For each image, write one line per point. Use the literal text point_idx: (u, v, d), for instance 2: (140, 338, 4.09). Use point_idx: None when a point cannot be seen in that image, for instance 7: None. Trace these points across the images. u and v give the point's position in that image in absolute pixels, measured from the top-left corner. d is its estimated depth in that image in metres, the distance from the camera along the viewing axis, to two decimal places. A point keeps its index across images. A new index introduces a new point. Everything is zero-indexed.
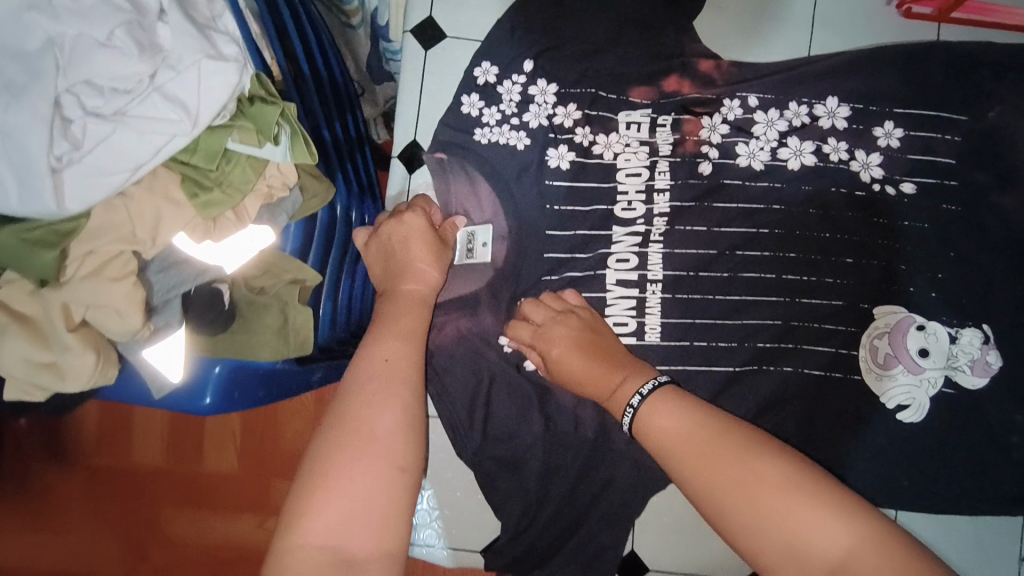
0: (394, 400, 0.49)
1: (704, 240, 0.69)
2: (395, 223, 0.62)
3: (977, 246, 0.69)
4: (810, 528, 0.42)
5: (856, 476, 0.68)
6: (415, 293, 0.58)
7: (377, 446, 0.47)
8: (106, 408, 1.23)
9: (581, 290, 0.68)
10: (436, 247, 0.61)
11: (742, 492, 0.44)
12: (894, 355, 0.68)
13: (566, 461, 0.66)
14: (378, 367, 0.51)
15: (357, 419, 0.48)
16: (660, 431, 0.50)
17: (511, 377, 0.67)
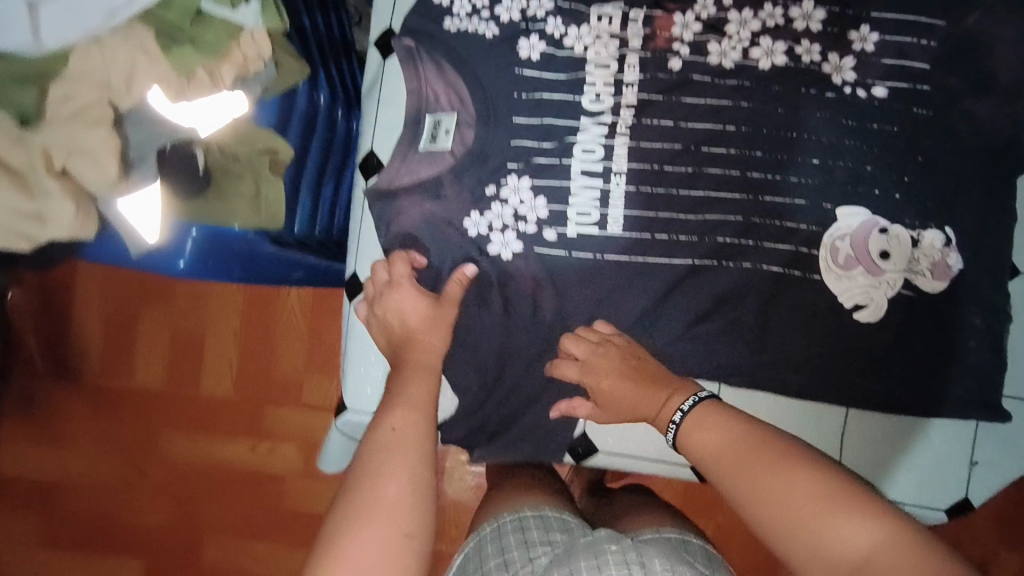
0: (404, 471, 0.53)
1: (669, 135, 0.70)
2: (386, 293, 0.68)
3: (947, 151, 0.68)
4: (833, 531, 0.45)
5: (811, 375, 0.69)
6: (421, 362, 0.64)
7: (383, 510, 0.50)
8: (110, 325, 1.26)
9: (546, 176, 0.71)
10: (432, 312, 0.67)
11: (773, 498, 0.49)
12: (855, 257, 0.68)
13: (521, 343, 0.72)
14: (387, 439, 0.55)
15: (374, 479, 0.52)
16: (703, 444, 0.57)
17: (473, 260, 0.71)
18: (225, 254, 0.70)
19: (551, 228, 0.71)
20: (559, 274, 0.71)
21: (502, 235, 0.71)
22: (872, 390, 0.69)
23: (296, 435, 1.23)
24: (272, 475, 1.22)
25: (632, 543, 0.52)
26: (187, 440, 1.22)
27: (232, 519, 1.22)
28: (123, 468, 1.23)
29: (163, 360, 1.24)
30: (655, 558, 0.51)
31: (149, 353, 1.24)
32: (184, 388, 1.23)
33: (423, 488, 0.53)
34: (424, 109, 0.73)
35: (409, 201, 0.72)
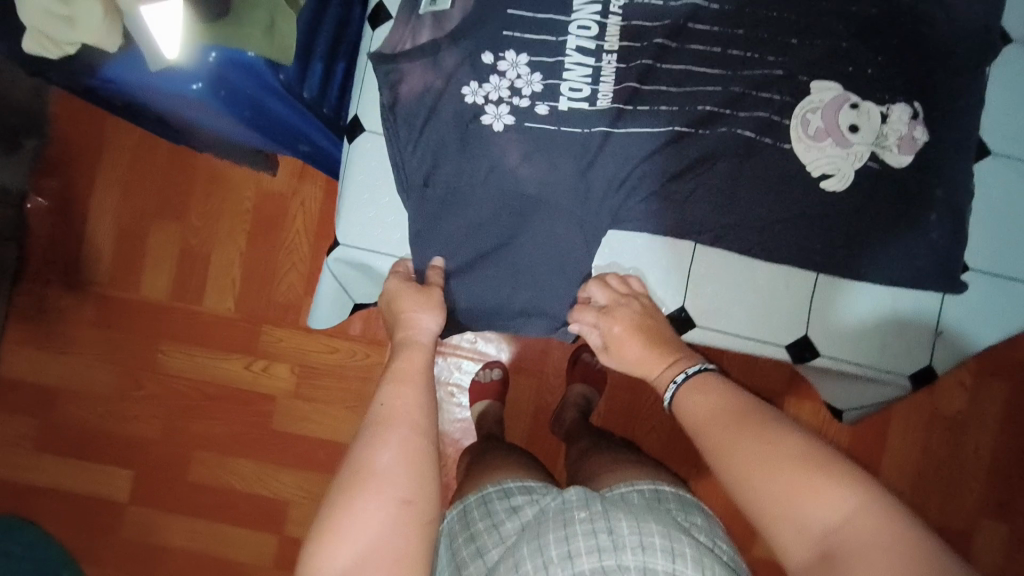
0: (393, 439, 0.61)
1: (658, 13, 0.75)
2: (386, 294, 0.76)
3: (921, 35, 0.73)
4: (805, 502, 0.50)
5: (772, 242, 0.74)
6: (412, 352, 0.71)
7: (379, 482, 0.57)
8: (120, 238, 1.27)
9: (542, 50, 0.74)
10: (424, 295, 0.73)
11: (758, 466, 0.53)
12: (825, 129, 0.72)
13: (505, 202, 0.75)
14: (386, 412, 0.63)
15: (366, 465, 0.59)
16: (695, 410, 0.62)
17: (463, 127, 0.74)
18: (234, 84, 0.75)
19: (543, 103, 0.74)
20: (546, 146, 0.74)
21: (496, 107, 0.74)
22: (831, 260, 0.73)
23: (289, 356, 1.26)
24: (265, 395, 1.25)
25: (602, 510, 0.62)
26: (186, 355, 1.26)
27: (223, 436, 1.25)
28: (120, 380, 1.26)
29: (172, 269, 1.27)
30: (623, 520, 0.61)
31: (158, 258, 1.27)
32: (188, 300, 1.26)
33: (410, 466, 0.59)
34: None
35: (412, 65, 0.74)
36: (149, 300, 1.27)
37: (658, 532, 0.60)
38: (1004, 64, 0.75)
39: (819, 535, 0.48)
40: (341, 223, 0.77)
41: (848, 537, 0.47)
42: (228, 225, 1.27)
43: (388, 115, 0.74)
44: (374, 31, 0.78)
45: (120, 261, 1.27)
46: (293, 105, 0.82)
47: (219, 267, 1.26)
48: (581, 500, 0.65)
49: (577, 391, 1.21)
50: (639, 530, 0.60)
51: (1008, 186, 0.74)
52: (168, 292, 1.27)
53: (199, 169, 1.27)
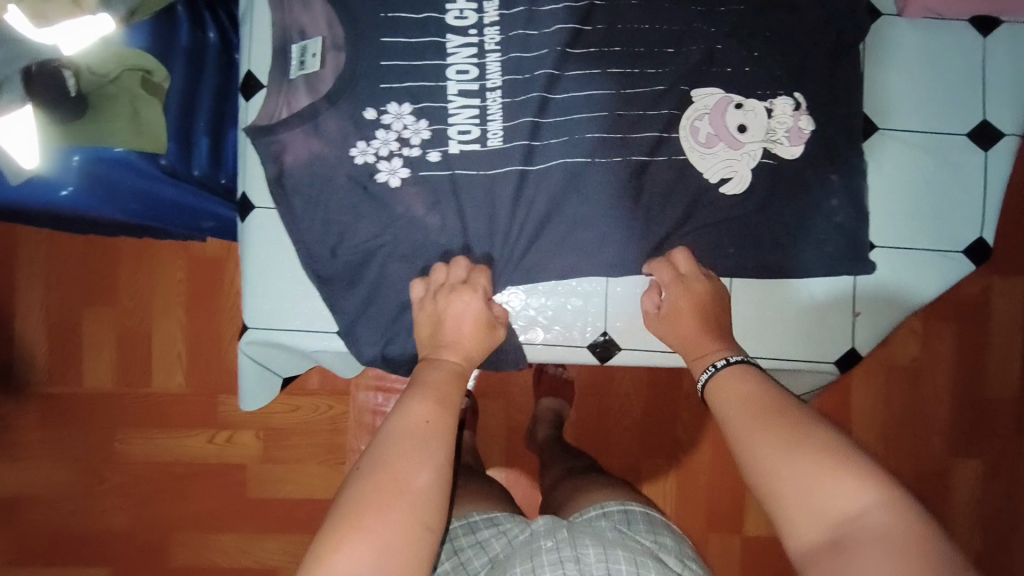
0: (429, 459, 0.58)
1: (535, 43, 0.74)
2: (450, 291, 0.68)
3: (791, 25, 0.74)
4: (831, 494, 0.49)
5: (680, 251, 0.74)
6: (454, 366, 0.66)
7: (409, 501, 0.55)
8: (54, 331, 1.21)
9: (423, 99, 0.73)
10: (485, 330, 0.70)
11: (787, 456, 0.52)
12: (715, 134, 0.73)
13: (417, 256, 0.72)
14: (419, 427, 0.59)
15: (399, 479, 0.55)
16: (730, 394, 0.60)
17: (360, 189, 0.72)
18: (111, 179, 0.72)
19: (434, 149, 0.73)
20: (445, 194, 0.73)
21: (390, 163, 0.72)
22: (749, 254, 0.74)
23: (249, 422, 1.21)
24: (233, 465, 1.21)
25: (569, 539, 0.68)
26: (144, 439, 1.21)
27: (195, 515, 1.21)
28: (78, 477, 1.20)
29: (113, 357, 1.21)
30: (590, 547, 0.66)
31: (97, 349, 1.21)
32: (136, 383, 1.20)
33: (440, 490, 0.57)
34: (289, 36, 0.73)
35: (293, 132, 0.71)
36: (93, 393, 1.20)
37: (624, 559, 0.65)
38: (876, 38, 0.75)
39: (841, 528, 0.48)
40: (248, 307, 0.73)
41: (875, 530, 0.46)
42: (167, 299, 1.21)
43: (277, 190, 0.71)
44: (249, 101, 0.74)
45: (58, 356, 1.21)
46: (185, 190, 0.80)
47: (163, 344, 1.21)
48: (547, 530, 0.71)
49: (546, 406, 1.22)
50: (605, 558, 0.64)
51: (902, 156, 0.75)
52: (113, 382, 1.21)
53: (123, 253, 1.22)
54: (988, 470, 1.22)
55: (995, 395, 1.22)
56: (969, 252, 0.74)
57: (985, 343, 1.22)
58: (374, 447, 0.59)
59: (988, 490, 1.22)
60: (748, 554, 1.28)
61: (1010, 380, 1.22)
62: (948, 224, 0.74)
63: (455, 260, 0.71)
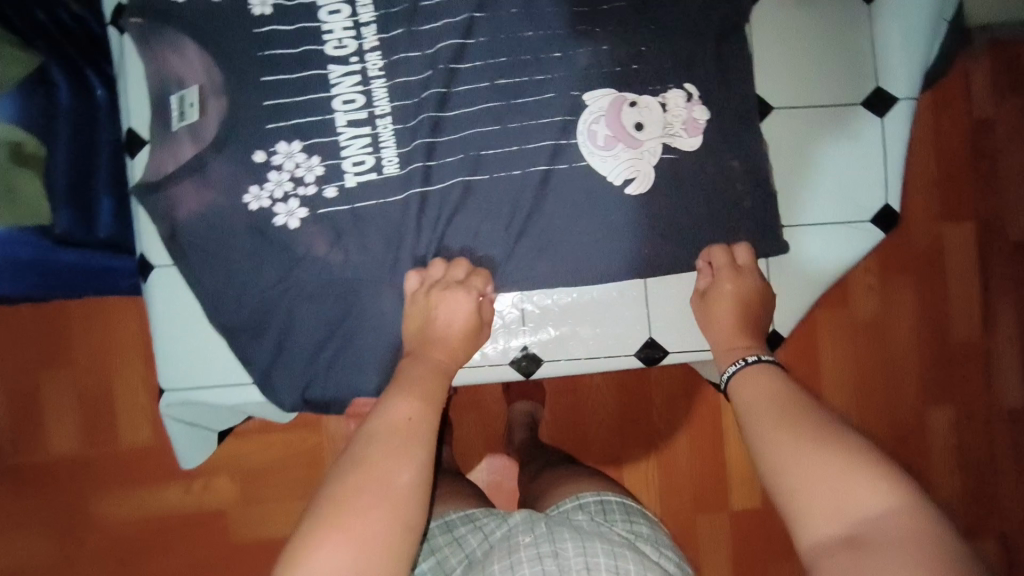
0: (412, 459, 0.56)
1: (419, 64, 0.72)
2: (445, 289, 0.68)
3: (674, 16, 0.73)
4: (847, 491, 0.49)
5: (592, 255, 0.72)
6: (439, 364, 0.66)
7: (394, 500, 0.53)
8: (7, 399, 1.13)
9: (312, 134, 0.71)
10: (473, 330, 0.70)
11: (806, 450, 0.53)
12: (614, 136, 0.72)
13: (325, 293, 0.71)
14: (402, 425, 0.58)
15: (383, 479, 0.54)
16: (753, 390, 0.62)
17: (260, 234, 0.70)
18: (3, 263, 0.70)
19: (329, 184, 0.71)
20: (345, 228, 0.71)
21: (286, 204, 0.71)
22: (665, 249, 0.73)
23: (223, 466, 1.14)
24: (211, 512, 1.13)
25: (546, 534, 0.64)
26: (119, 497, 1.13)
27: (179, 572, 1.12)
28: (55, 547, 1.12)
29: (77, 418, 1.13)
30: (568, 541, 0.62)
31: (59, 414, 1.13)
32: (103, 440, 1.13)
33: (423, 489, 0.56)
34: (165, 88, 0.71)
35: (183, 187, 0.70)
36: (61, 459, 1.13)
37: (602, 551, 0.61)
38: (761, 19, 0.75)
39: (856, 523, 0.48)
40: (162, 368, 0.72)
41: (889, 530, 0.46)
42: (123, 352, 1.14)
43: (174, 248, 0.71)
44: (133, 158, 0.72)
45: (15, 422, 1.13)
46: (90, 257, 0.78)
47: (127, 396, 1.14)
48: (524, 525, 0.67)
49: (520, 410, 1.15)
50: (584, 552, 0.60)
51: (801, 131, 0.75)
52: (81, 445, 1.14)
53: (72, 312, 1.14)
54: (961, 415, 1.21)
55: (961, 339, 1.21)
56: (877, 220, 0.75)
57: (945, 288, 1.20)
58: (355, 444, 0.57)
59: (963, 435, 1.21)
60: (737, 529, 1.19)
61: (973, 323, 1.21)
62: (853, 194, 0.75)
63: (438, 260, 0.71)
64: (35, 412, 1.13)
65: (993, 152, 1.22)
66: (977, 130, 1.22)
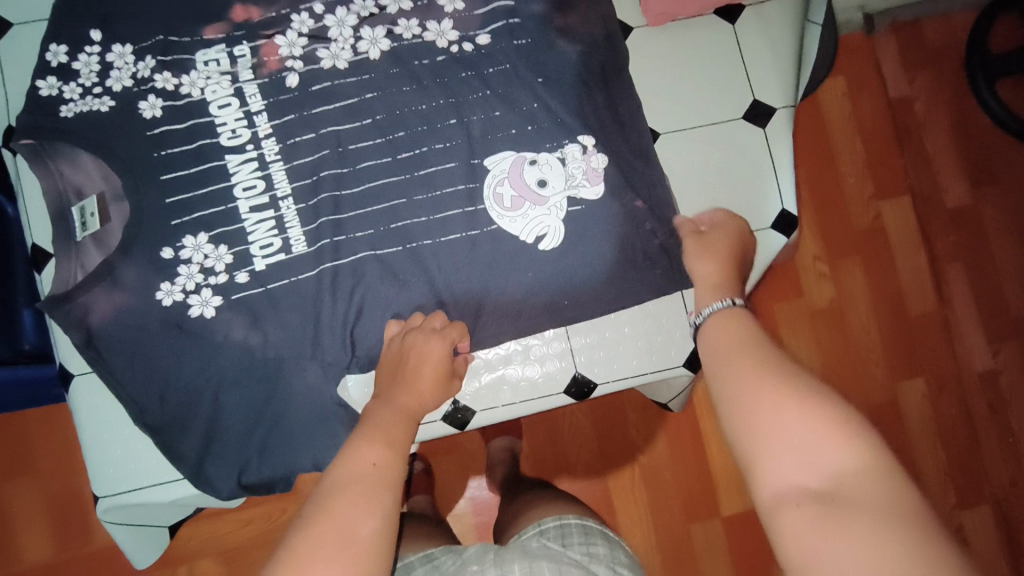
0: (376, 505, 0.52)
1: (315, 144, 0.74)
2: (424, 336, 0.69)
3: (556, 65, 0.76)
4: (823, 443, 0.43)
5: (516, 313, 0.74)
6: (408, 407, 0.65)
7: (359, 548, 0.49)
8: None
9: (216, 225, 0.72)
10: (443, 379, 0.69)
11: (778, 396, 0.47)
12: (519, 197, 0.74)
13: (248, 376, 0.71)
14: (366, 473, 0.55)
15: (342, 527, 0.50)
16: (723, 337, 0.57)
17: (175, 330, 0.71)
18: None
19: (240, 270, 0.72)
20: (260, 309, 0.72)
21: (199, 294, 0.72)
22: (587, 292, 0.74)
23: (198, 553, 1.08)
24: None
25: (495, 561, 0.64)
26: None
27: None
28: None
29: (48, 525, 1.10)
30: (515, 565, 0.63)
31: (29, 523, 1.10)
32: (74, 543, 1.09)
33: (389, 539, 0.51)
34: (66, 200, 0.72)
35: (93, 294, 0.71)
36: (37, 569, 1.09)
37: (547, 568, 0.62)
38: (636, 56, 0.79)
39: (825, 476, 0.42)
40: (92, 475, 0.71)
41: (860, 486, 0.40)
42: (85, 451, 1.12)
43: (89, 354, 0.71)
44: (40, 272, 0.73)
45: None
46: (20, 371, 0.77)
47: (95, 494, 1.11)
48: (476, 557, 0.67)
49: (500, 446, 1.13)
50: (529, 570, 0.61)
51: (691, 152, 0.78)
52: (55, 553, 1.09)
53: (31, 420, 1.12)
54: (933, 387, 1.20)
55: (919, 312, 1.21)
56: (779, 226, 0.77)
57: (893, 264, 1.21)
58: (318, 494, 0.53)
59: (939, 405, 1.20)
60: (733, 535, 1.16)
61: (927, 294, 1.21)
62: (751, 203, 0.77)
63: (438, 311, 0.72)
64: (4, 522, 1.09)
65: (913, 128, 1.26)
66: (897, 109, 1.26)
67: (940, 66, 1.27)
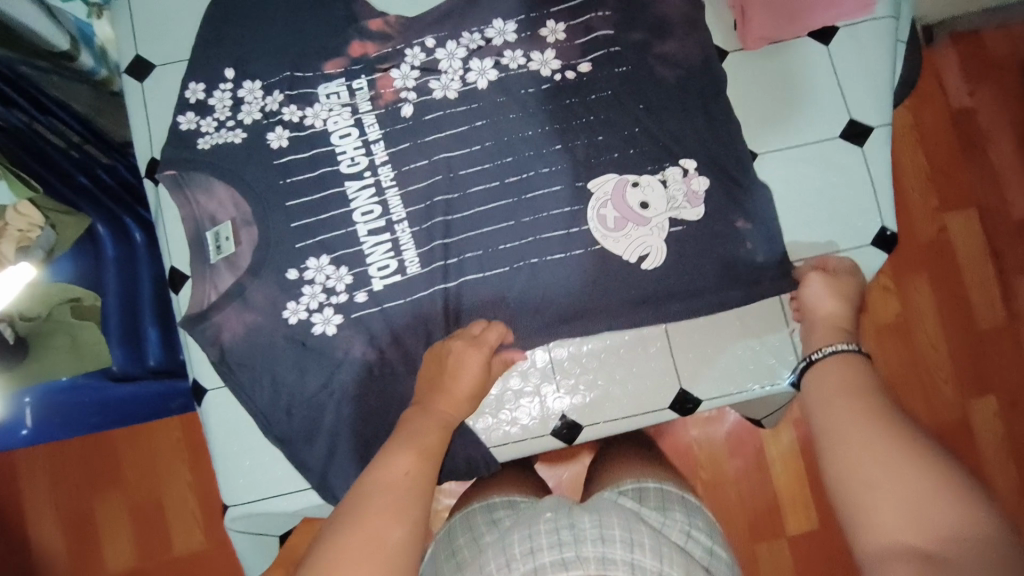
0: (409, 515, 0.55)
1: (427, 170, 0.78)
2: (465, 342, 0.72)
3: (655, 92, 0.79)
4: (935, 510, 0.46)
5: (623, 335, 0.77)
6: (443, 415, 0.67)
7: (387, 558, 0.51)
8: (69, 517, 1.15)
9: (339, 247, 0.77)
10: (477, 390, 0.71)
11: (886, 454, 0.51)
12: (622, 218, 0.77)
13: (367, 391, 0.75)
14: (393, 481, 0.57)
15: (374, 537, 0.52)
16: (832, 385, 0.61)
17: (301, 347, 0.75)
18: (70, 405, 0.75)
19: (360, 290, 0.76)
20: (379, 326, 0.76)
21: (322, 313, 0.76)
22: (684, 309, 0.76)
23: None
24: None
25: (566, 510, 0.62)
26: None
27: None
28: None
29: (137, 527, 1.15)
30: (585, 515, 0.60)
31: (117, 527, 1.15)
32: (159, 546, 1.14)
33: (417, 541, 0.54)
34: (200, 226, 0.77)
35: (227, 313, 0.76)
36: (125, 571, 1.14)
37: (618, 526, 0.59)
38: (734, 77, 0.81)
39: (933, 539, 0.45)
40: (221, 485, 0.76)
41: (961, 544, 0.43)
42: (167, 459, 1.16)
43: (222, 369, 0.75)
44: (177, 293, 0.78)
45: (76, 538, 1.15)
46: (145, 386, 0.83)
47: (178, 501, 1.15)
48: (551, 505, 0.64)
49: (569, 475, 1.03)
50: (600, 525, 0.59)
51: (789, 173, 0.79)
52: (142, 555, 1.14)
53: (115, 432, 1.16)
54: (1007, 403, 1.18)
55: (988, 325, 1.19)
56: (878, 244, 0.78)
57: (960, 280, 1.20)
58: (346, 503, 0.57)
59: (1012, 422, 1.17)
60: (802, 555, 1.14)
61: (996, 306, 1.20)
62: (849, 221, 0.79)
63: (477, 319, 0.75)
64: (94, 525, 1.15)
65: (977, 140, 1.23)
66: (958, 121, 1.24)
67: (1002, 77, 1.24)
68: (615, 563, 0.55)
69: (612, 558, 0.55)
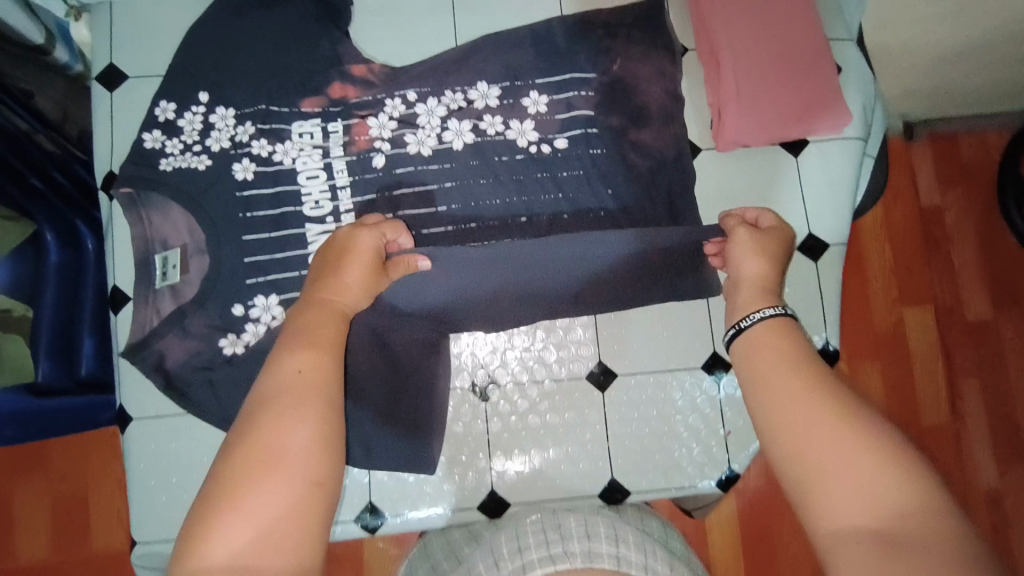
0: (309, 416, 0.49)
1: None
2: (355, 231, 0.67)
3: (626, 178, 0.80)
4: (888, 497, 0.41)
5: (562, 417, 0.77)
6: (337, 304, 0.60)
7: (288, 466, 0.46)
8: None
9: (288, 290, 0.75)
10: (373, 273, 0.65)
11: (829, 437, 0.45)
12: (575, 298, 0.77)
13: None
14: (292, 381, 0.51)
15: (275, 443, 0.47)
16: (765, 354, 0.52)
17: (235, 388, 0.73)
18: None
19: None
20: None
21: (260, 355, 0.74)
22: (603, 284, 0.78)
23: None
24: None
25: (551, 515, 0.67)
26: None
27: None
28: None
29: (53, 519, 1.10)
30: (570, 520, 0.65)
31: (33, 517, 1.10)
32: (74, 543, 1.09)
33: (325, 442, 0.49)
34: (150, 248, 0.76)
35: (167, 339, 0.74)
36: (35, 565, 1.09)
37: (603, 534, 0.61)
38: (704, 175, 0.82)
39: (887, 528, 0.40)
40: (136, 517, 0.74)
41: (918, 530, 0.39)
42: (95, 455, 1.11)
43: (153, 397, 0.74)
44: (116, 313, 0.76)
45: None
46: (70, 400, 0.79)
47: (101, 499, 1.10)
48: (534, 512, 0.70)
49: None
50: (583, 524, 0.64)
51: None
52: (54, 551, 1.09)
53: None
54: None
55: (932, 423, 1.21)
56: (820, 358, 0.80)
57: (912, 374, 1.22)
58: (240, 419, 0.49)
59: None
60: None
61: (942, 406, 1.22)
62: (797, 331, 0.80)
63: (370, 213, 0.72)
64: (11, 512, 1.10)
65: (941, 240, 1.26)
66: (926, 219, 1.26)
67: (973, 182, 1.27)
68: (600, 556, 0.54)
69: (597, 552, 0.55)
